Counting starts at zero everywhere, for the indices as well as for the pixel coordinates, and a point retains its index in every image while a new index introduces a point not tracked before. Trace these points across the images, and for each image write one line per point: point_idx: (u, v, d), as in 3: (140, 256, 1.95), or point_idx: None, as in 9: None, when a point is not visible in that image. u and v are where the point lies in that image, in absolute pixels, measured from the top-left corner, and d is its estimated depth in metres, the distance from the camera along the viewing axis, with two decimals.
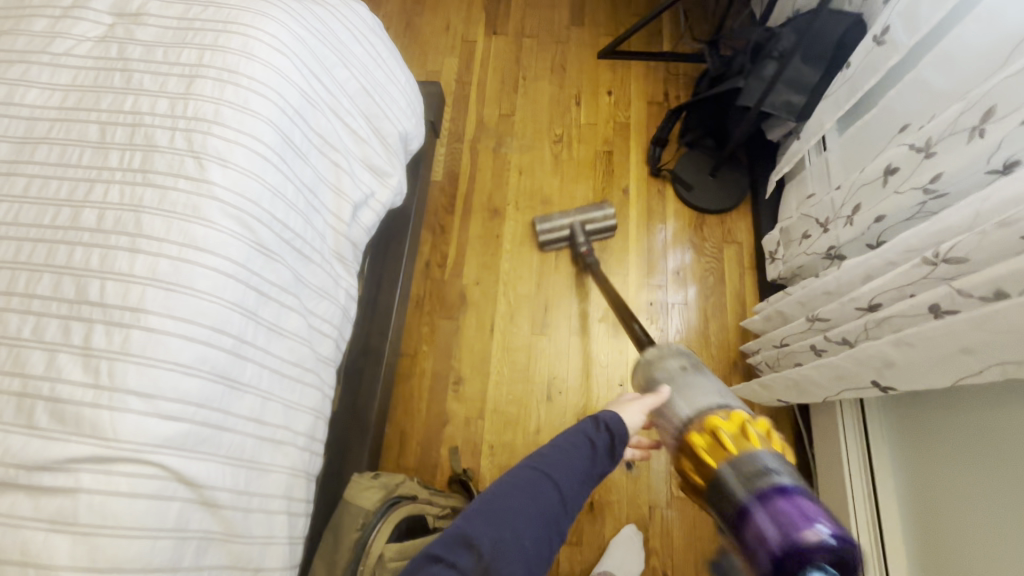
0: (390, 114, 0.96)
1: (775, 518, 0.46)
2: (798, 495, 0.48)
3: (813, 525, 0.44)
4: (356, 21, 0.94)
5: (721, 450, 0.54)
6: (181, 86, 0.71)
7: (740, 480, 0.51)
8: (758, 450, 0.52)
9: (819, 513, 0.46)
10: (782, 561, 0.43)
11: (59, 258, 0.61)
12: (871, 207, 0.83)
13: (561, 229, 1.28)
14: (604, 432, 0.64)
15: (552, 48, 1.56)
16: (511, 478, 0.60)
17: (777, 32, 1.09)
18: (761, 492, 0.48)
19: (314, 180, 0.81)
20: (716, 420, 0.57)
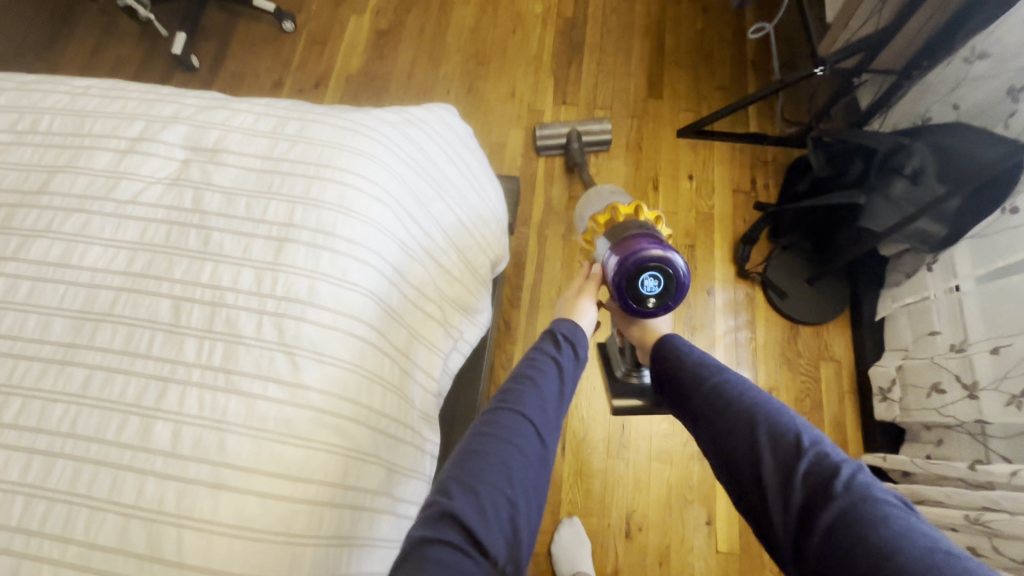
0: (482, 241, 0.85)
1: (633, 251, 0.63)
2: (650, 235, 0.65)
3: (653, 251, 0.63)
4: (451, 138, 0.83)
5: (613, 215, 0.71)
6: (268, 252, 0.60)
7: (615, 232, 0.67)
8: (635, 220, 0.68)
9: (663, 245, 0.64)
10: (623, 271, 0.64)
11: (126, 492, 0.50)
12: None
13: (560, 134, 1.38)
14: (563, 343, 0.65)
15: (627, 122, 1.44)
16: (477, 427, 0.56)
17: (909, 148, 0.97)
18: (624, 237, 0.65)
19: (409, 342, 0.69)
20: (620, 207, 0.71)
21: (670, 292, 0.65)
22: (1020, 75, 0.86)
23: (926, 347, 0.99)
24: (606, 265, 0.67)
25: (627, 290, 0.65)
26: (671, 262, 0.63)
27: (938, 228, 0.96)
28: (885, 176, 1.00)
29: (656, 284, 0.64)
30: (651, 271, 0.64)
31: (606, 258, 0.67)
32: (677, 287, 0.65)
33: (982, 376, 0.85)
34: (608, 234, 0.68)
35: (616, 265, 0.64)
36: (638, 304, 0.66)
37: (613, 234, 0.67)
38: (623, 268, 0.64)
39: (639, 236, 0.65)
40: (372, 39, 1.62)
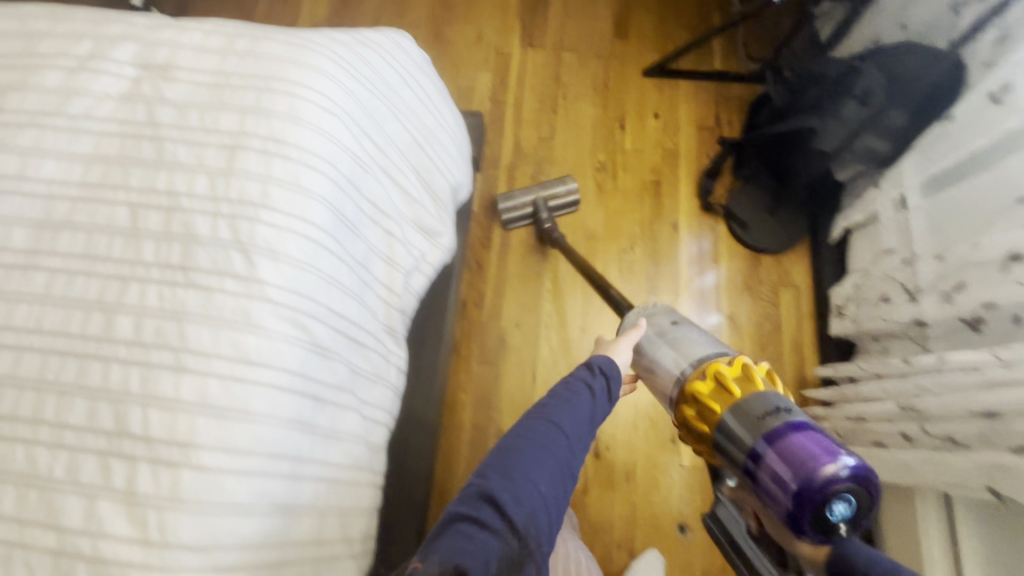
0: (441, 164, 0.87)
1: (794, 457, 0.44)
2: (812, 427, 0.46)
3: (833, 460, 0.43)
4: (406, 63, 0.85)
5: (719, 386, 0.54)
6: (221, 160, 0.62)
7: (746, 416, 0.49)
8: (765, 393, 0.51)
9: (836, 444, 0.44)
10: (804, 498, 0.42)
11: (92, 377, 0.53)
12: (981, 291, 0.76)
13: (524, 208, 1.22)
14: (600, 376, 0.66)
15: (594, 64, 1.45)
16: (519, 429, 0.59)
17: (860, 69, 1.00)
18: (783, 437, 0.46)
19: (366, 253, 0.72)
20: (721, 371, 0.55)
21: (864, 511, 0.44)
22: None
23: (880, 263, 1.03)
24: (764, 485, 0.46)
25: (810, 516, 0.42)
26: (859, 467, 0.42)
27: (884, 143, 0.99)
28: (837, 98, 1.02)
29: (846, 506, 0.43)
30: (840, 497, 0.42)
31: (761, 453, 0.46)
32: (874, 497, 0.43)
33: (922, 280, 0.89)
34: (733, 426, 0.50)
35: (789, 484, 0.43)
36: (821, 537, 0.44)
37: (760, 424, 0.48)
38: (806, 488, 0.42)
39: (802, 432, 0.46)
40: None
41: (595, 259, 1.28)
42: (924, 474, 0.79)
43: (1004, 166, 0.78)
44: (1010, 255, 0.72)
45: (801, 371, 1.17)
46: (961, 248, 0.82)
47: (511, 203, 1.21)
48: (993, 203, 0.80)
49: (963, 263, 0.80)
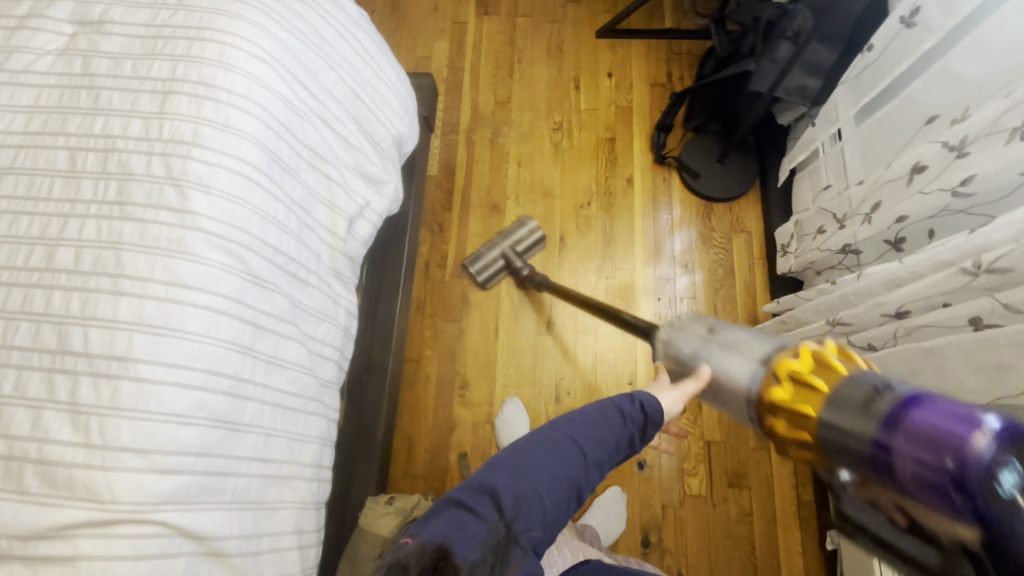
0: (383, 116, 0.90)
1: (928, 437, 0.32)
2: (935, 397, 0.34)
3: (972, 425, 0.30)
4: (341, 17, 0.87)
5: (802, 386, 0.42)
6: (154, 104, 0.65)
7: (848, 408, 0.37)
8: (854, 372, 0.40)
9: (972, 406, 0.32)
10: (970, 490, 0.29)
11: (36, 303, 0.57)
12: (892, 206, 0.80)
13: (494, 262, 1.23)
14: (639, 408, 0.62)
15: (548, 28, 1.48)
16: (543, 436, 0.60)
17: (791, 10, 1.02)
18: (907, 420, 0.33)
19: (305, 196, 0.76)
20: (793, 367, 0.44)
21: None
22: None
23: (818, 199, 1.06)
24: (907, 491, 0.32)
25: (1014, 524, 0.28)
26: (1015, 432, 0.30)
27: (815, 81, 1.03)
28: (772, 41, 1.05)
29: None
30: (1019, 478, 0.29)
31: (888, 447, 0.34)
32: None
33: (850, 207, 0.93)
34: (836, 419, 0.38)
35: (934, 472, 0.30)
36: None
37: (866, 408, 0.36)
38: (968, 471, 0.29)
39: (921, 404, 0.34)
40: None
41: (553, 217, 1.32)
42: None
43: (915, 88, 0.81)
44: (913, 166, 0.76)
45: (754, 312, 1.21)
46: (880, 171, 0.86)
47: (477, 257, 1.23)
48: (909, 125, 0.84)
49: (879, 184, 0.84)
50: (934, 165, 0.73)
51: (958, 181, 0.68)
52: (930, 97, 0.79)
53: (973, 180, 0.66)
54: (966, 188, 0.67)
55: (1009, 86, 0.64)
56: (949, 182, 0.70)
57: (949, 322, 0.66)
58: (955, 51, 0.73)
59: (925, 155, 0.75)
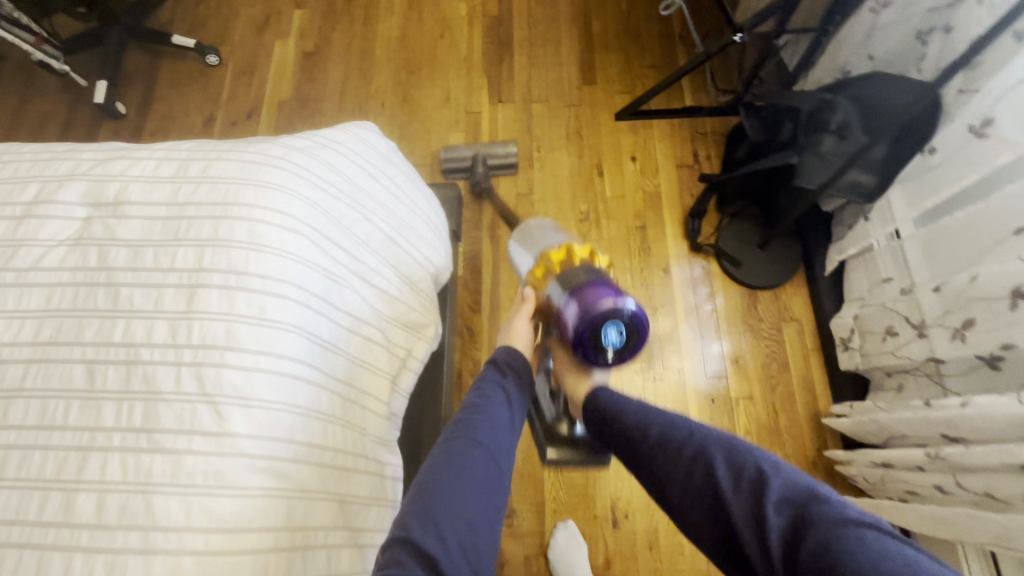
0: (419, 254, 0.83)
1: (585, 300, 0.60)
2: (603, 281, 0.62)
3: (610, 300, 0.60)
4: (372, 155, 0.82)
5: (565, 257, 0.68)
6: (181, 301, 0.58)
7: (569, 275, 0.65)
8: (581, 265, 0.66)
9: (618, 291, 0.62)
10: (587, 328, 0.60)
11: (53, 571, 0.48)
12: (994, 329, 0.74)
13: (463, 156, 1.35)
14: (507, 374, 0.67)
15: (564, 112, 1.45)
16: (440, 456, 0.56)
17: (831, 104, 1.00)
18: (580, 288, 0.62)
19: (348, 369, 0.68)
20: (554, 256, 0.69)
21: (633, 342, 0.62)
22: (923, 19, 0.89)
23: (879, 294, 0.99)
24: (563, 323, 0.63)
25: (593, 345, 0.61)
26: (629, 311, 0.60)
27: (869, 177, 0.96)
28: (813, 134, 1.01)
29: (621, 332, 0.61)
30: (610, 323, 0.60)
31: (563, 300, 0.63)
32: (641, 334, 0.62)
33: (927, 315, 0.86)
34: (555, 288, 0.65)
35: (573, 318, 0.61)
36: (604, 355, 0.62)
37: (566, 280, 0.64)
38: (589, 319, 0.60)
39: (596, 284, 0.62)
40: (300, 62, 1.60)
41: None
42: (969, 529, 0.75)
43: (1004, 197, 0.75)
44: (1018, 290, 0.70)
45: (816, 410, 1.13)
46: (961, 281, 0.79)
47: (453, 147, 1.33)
48: (988, 233, 0.78)
49: (969, 299, 0.78)
50: None
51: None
52: (1019, 207, 0.73)
53: None
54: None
55: None
56: None
57: None
58: None
59: None
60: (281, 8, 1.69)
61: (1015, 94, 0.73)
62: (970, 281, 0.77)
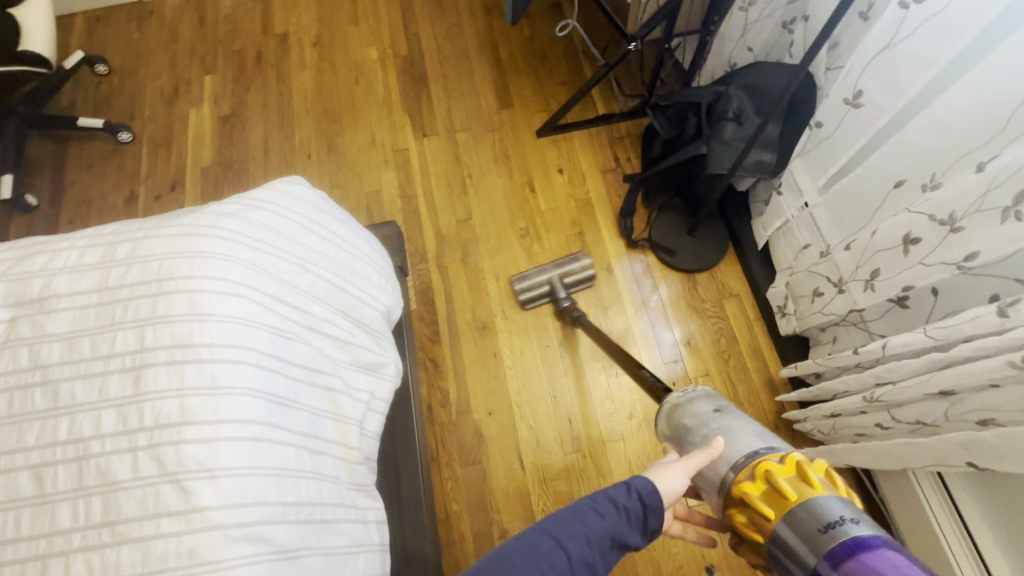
0: (367, 296, 0.85)
1: (863, 572, 0.43)
2: (873, 538, 0.45)
3: (909, 575, 0.41)
4: (305, 209, 0.83)
5: (791, 483, 0.53)
6: (128, 386, 0.57)
7: (815, 526, 0.48)
8: (817, 495, 0.50)
9: (912, 559, 0.43)
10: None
11: None
12: (895, 275, 0.82)
13: (540, 286, 1.28)
14: (634, 500, 0.58)
15: (488, 137, 1.51)
16: (535, 543, 0.55)
17: (725, 94, 1.09)
18: (846, 550, 0.45)
19: (311, 421, 0.68)
20: (772, 469, 0.54)
21: None
22: (786, 11, 1.00)
23: (803, 260, 1.08)
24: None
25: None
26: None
27: (769, 155, 1.06)
28: (715, 123, 1.10)
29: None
30: None
31: (836, 561, 0.45)
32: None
33: (844, 272, 0.94)
34: (797, 532, 0.49)
35: None
36: None
37: (817, 533, 0.47)
38: None
39: (875, 549, 0.44)
40: (218, 127, 1.59)
41: (545, 324, 1.29)
42: (910, 456, 0.82)
43: (876, 158, 0.86)
44: (907, 237, 0.78)
45: (769, 375, 1.20)
46: (864, 236, 0.88)
47: (524, 281, 1.26)
48: (876, 191, 0.88)
49: (872, 251, 0.86)
50: (928, 238, 0.75)
51: (962, 256, 0.70)
52: (893, 164, 0.83)
53: (978, 257, 0.68)
54: (971, 263, 0.69)
55: (971, 159, 0.70)
56: (951, 257, 0.71)
57: (1012, 404, 0.67)
58: (910, 124, 0.78)
59: (911, 226, 0.77)
60: (190, 76, 1.68)
61: (877, 63, 0.80)
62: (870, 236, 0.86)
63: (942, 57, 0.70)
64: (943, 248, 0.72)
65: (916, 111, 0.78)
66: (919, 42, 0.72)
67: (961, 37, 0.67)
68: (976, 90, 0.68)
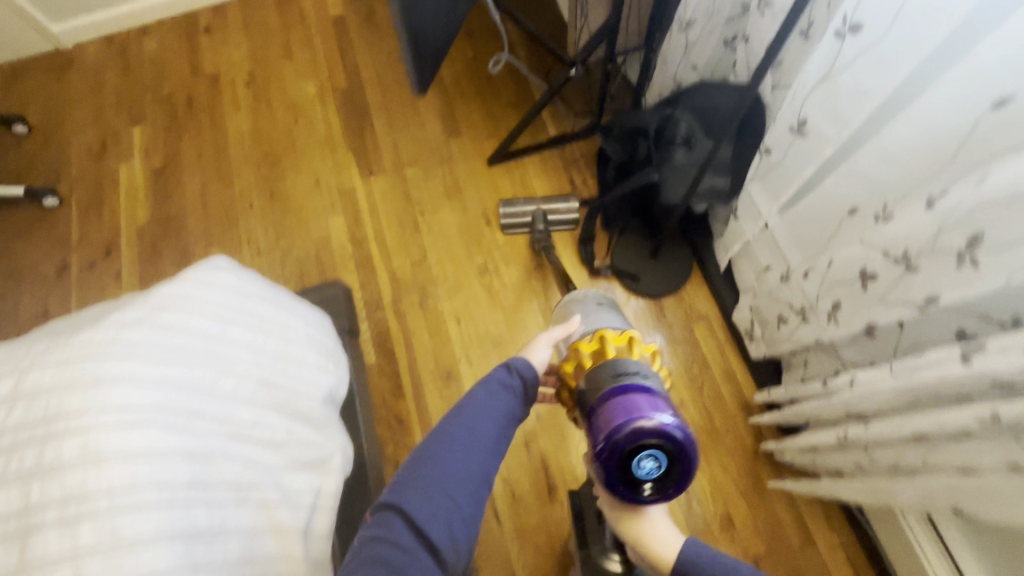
0: (303, 384, 0.79)
1: (619, 413, 0.54)
2: (639, 390, 0.56)
3: (656, 414, 0.53)
4: (226, 298, 0.76)
5: (602, 348, 0.63)
6: (12, 555, 0.51)
7: (601, 379, 0.59)
8: (613, 359, 0.61)
9: (667, 406, 0.55)
10: (618, 440, 0.53)
11: None
12: (857, 310, 0.77)
13: (524, 216, 1.32)
14: (516, 378, 0.68)
15: (438, 169, 1.44)
16: (445, 432, 0.63)
17: (672, 117, 1.04)
18: (614, 396, 0.56)
19: (244, 547, 0.60)
20: (607, 336, 0.65)
21: (670, 464, 0.54)
22: (727, 27, 0.94)
23: (765, 282, 1.04)
24: (596, 422, 0.56)
25: (616, 455, 0.53)
26: (670, 434, 0.53)
27: (723, 179, 1.03)
28: (665, 149, 1.05)
29: (657, 454, 0.54)
30: (647, 447, 0.53)
31: (611, 396, 0.56)
32: (681, 462, 0.55)
33: (806, 301, 0.90)
34: (596, 376, 0.59)
35: (607, 432, 0.54)
36: (630, 478, 0.55)
37: (600, 384, 0.58)
38: (622, 436, 0.52)
39: (635, 397, 0.55)
40: (151, 181, 1.50)
41: None
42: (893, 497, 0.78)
43: (828, 187, 0.81)
44: (863, 273, 0.74)
45: (745, 400, 1.16)
46: (822, 267, 0.83)
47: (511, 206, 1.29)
48: (828, 218, 0.84)
49: (831, 283, 0.81)
50: (885, 275, 0.71)
51: (923, 297, 0.65)
52: (842, 191, 0.79)
53: (939, 301, 0.63)
54: (932, 305, 0.64)
55: (920, 193, 0.65)
56: (911, 297, 0.67)
57: (986, 458, 0.62)
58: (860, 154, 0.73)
59: (867, 260, 0.73)
60: (118, 128, 1.58)
61: (818, 93, 0.75)
62: (827, 267, 0.82)
63: (883, 89, 0.66)
64: (902, 287, 0.68)
65: (864, 140, 0.73)
66: (860, 73, 0.68)
67: (902, 69, 0.63)
68: (926, 123, 0.63)
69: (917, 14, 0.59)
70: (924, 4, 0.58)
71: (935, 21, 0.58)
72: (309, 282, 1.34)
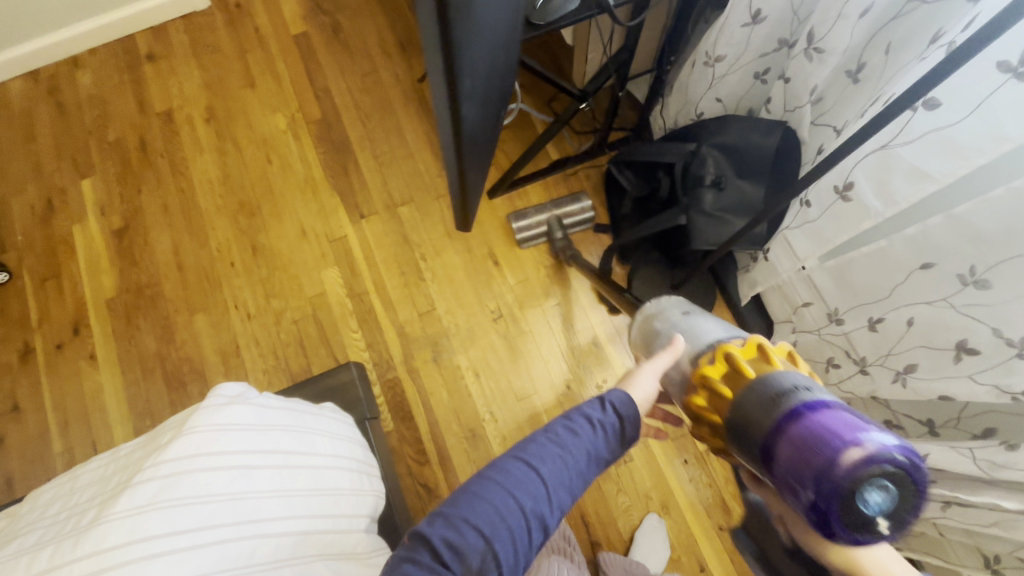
0: (341, 517, 0.72)
1: (814, 445, 0.37)
2: (824, 406, 0.39)
3: (864, 436, 0.36)
4: (244, 440, 0.67)
5: (733, 368, 0.48)
6: None
7: (759, 403, 0.43)
8: (758, 379, 0.44)
9: (868, 424, 0.38)
10: (827, 485, 0.35)
11: None
12: (938, 378, 0.74)
13: (539, 225, 1.26)
14: (608, 416, 0.56)
15: (435, 207, 1.33)
16: (508, 462, 0.53)
17: (699, 155, 0.95)
18: (795, 426, 0.39)
19: None
20: (732, 351, 0.49)
21: (909, 497, 0.36)
22: (757, 63, 0.88)
23: (804, 319, 0.99)
24: (784, 464, 0.39)
25: (832, 506, 0.35)
26: (897, 455, 0.35)
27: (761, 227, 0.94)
28: (692, 191, 0.96)
29: (886, 495, 0.35)
30: (875, 481, 0.35)
31: (783, 428, 0.40)
32: (922, 499, 0.36)
33: (865, 354, 0.86)
34: (745, 405, 0.43)
35: (809, 479, 0.36)
36: (859, 528, 0.36)
37: (761, 414, 0.42)
38: (835, 480, 0.35)
39: (825, 417, 0.38)
40: (113, 243, 1.34)
41: (540, 418, 1.17)
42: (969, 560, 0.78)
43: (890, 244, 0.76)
44: (960, 345, 0.70)
45: None
46: (895, 326, 0.79)
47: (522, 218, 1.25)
48: (894, 267, 0.77)
49: (910, 343, 0.77)
50: (990, 354, 0.66)
51: (1020, 387, 0.64)
52: (915, 245, 0.72)
53: None
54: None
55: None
56: (1002, 383, 0.66)
57: None
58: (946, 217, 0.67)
59: (967, 333, 0.69)
60: (64, 183, 1.40)
61: (874, 160, 0.74)
62: (908, 325, 0.77)
63: (944, 178, 0.65)
64: (1000, 371, 0.66)
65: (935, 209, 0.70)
66: (921, 151, 0.67)
67: (972, 160, 0.61)
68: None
69: (1004, 103, 0.57)
70: (1018, 93, 0.56)
71: (1021, 119, 0.56)
72: (310, 345, 1.24)
